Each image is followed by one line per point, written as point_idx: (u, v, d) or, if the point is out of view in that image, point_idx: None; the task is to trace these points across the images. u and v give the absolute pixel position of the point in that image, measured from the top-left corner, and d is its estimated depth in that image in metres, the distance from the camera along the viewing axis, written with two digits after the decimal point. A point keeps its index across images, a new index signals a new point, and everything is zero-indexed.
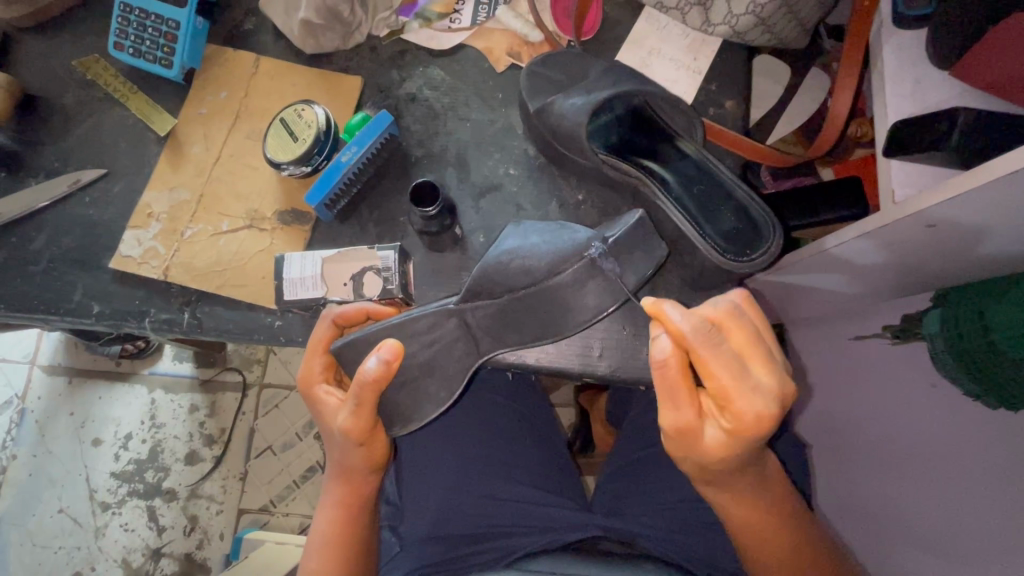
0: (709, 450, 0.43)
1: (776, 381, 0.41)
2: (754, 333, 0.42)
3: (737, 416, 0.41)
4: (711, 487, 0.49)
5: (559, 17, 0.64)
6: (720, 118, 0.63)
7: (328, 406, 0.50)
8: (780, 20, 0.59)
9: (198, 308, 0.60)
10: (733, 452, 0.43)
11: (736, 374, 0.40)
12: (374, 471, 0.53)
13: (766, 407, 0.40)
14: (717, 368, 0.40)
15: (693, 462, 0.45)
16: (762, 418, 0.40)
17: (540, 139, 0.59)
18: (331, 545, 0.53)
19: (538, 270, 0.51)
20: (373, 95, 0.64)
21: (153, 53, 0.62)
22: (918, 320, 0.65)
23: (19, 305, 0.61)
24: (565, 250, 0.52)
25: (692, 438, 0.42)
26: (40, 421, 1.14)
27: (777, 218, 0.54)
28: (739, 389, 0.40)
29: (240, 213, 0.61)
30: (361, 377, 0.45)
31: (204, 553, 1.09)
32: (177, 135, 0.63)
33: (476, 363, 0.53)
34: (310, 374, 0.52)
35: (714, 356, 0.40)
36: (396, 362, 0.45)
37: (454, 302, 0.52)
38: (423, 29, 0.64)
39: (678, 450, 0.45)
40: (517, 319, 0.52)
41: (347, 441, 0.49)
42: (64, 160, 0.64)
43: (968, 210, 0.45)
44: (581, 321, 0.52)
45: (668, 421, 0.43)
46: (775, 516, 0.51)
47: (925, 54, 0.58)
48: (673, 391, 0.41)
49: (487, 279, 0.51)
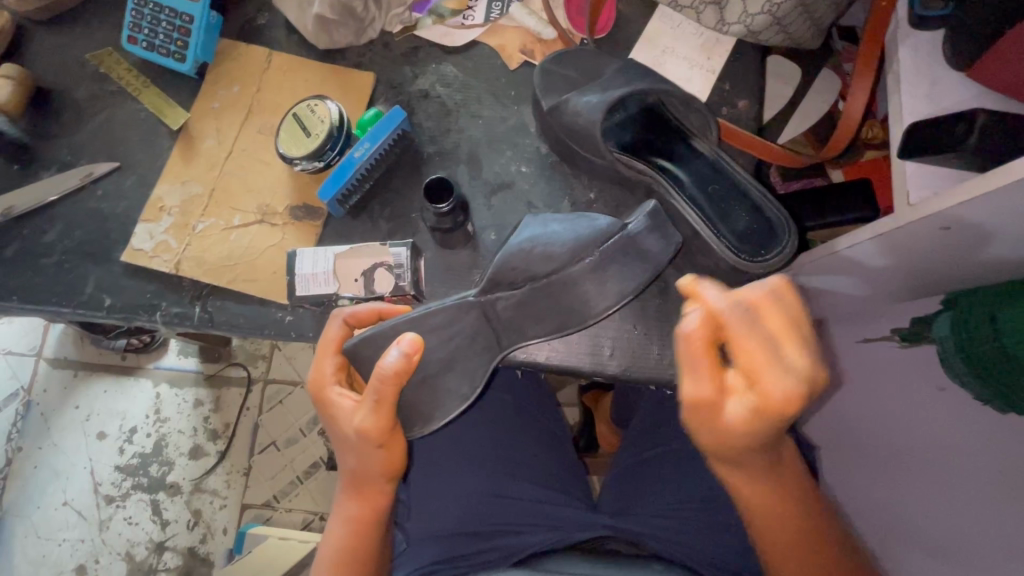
0: (732, 425, 0.41)
1: (809, 362, 0.40)
2: (794, 313, 0.41)
3: (766, 389, 0.40)
4: (733, 469, 0.49)
5: (572, 15, 0.64)
6: (734, 117, 0.63)
7: (341, 409, 0.49)
8: (795, 19, 0.58)
9: (208, 303, 0.60)
10: (758, 428, 0.41)
11: (768, 351, 0.40)
12: (389, 477, 0.52)
13: (796, 386, 0.39)
14: (750, 342, 0.40)
15: (715, 440, 0.44)
16: (790, 396, 0.39)
17: (553, 137, 0.59)
18: (345, 545, 0.52)
19: (560, 255, 0.51)
20: (385, 91, 0.64)
21: (166, 47, 0.62)
22: (928, 324, 0.64)
23: (31, 297, 0.61)
24: (588, 238, 0.52)
25: (712, 412, 0.41)
26: (46, 414, 1.15)
27: (792, 219, 0.53)
28: (770, 365, 0.40)
29: (251, 208, 0.61)
30: (382, 372, 0.45)
31: (207, 547, 1.09)
32: (190, 129, 0.63)
33: (494, 361, 0.52)
34: (322, 376, 0.51)
35: (747, 332, 0.40)
36: (416, 356, 0.46)
37: (476, 294, 0.52)
38: (436, 25, 0.64)
39: (699, 424, 0.43)
40: (533, 313, 0.52)
41: (365, 442, 0.48)
42: (76, 152, 0.64)
43: (983, 213, 0.45)
44: (601, 310, 0.52)
45: (688, 394, 0.41)
46: (789, 503, 0.50)
47: (941, 55, 0.57)
48: (697, 362, 0.40)
49: (508, 267, 0.51)
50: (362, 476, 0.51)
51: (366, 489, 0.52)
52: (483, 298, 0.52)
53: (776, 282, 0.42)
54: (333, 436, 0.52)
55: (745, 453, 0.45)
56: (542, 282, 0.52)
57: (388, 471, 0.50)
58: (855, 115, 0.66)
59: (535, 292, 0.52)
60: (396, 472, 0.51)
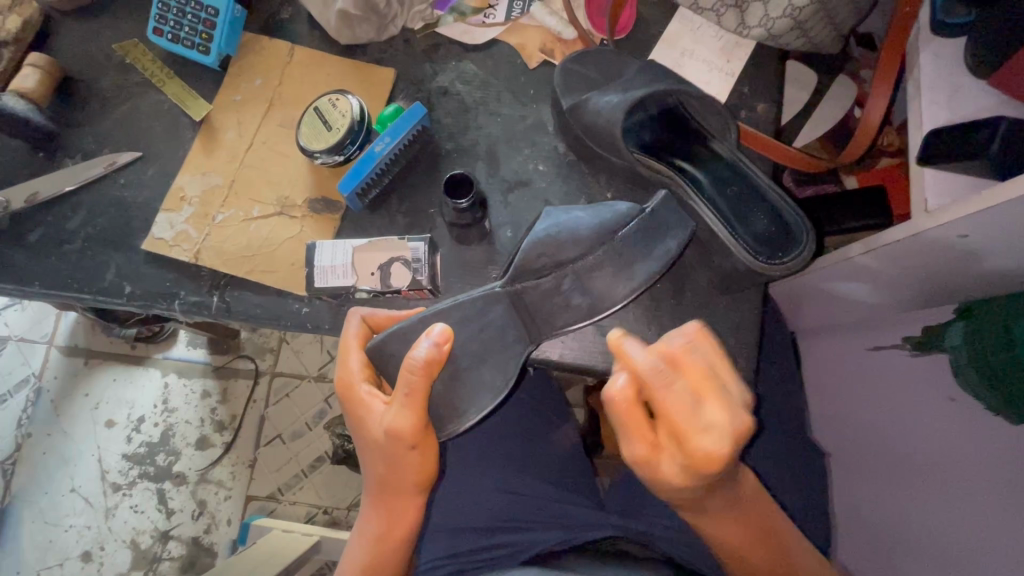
0: (670, 481, 0.42)
1: (730, 417, 0.40)
2: (709, 368, 0.41)
3: (688, 454, 0.40)
4: (690, 513, 0.49)
5: (593, 15, 0.65)
6: (752, 120, 0.63)
7: (372, 407, 0.50)
8: (817, 24, 0.58)
9: (226, 293, 0.61)
10: (693, 481, 0.41)
11: (689, 412, 0.39)
12: (419, 483, 0.51)
13: (719, 446, 0.39)
14: (670, 406, 0.39)
15: (660, 489, 0.45)
16: (713, 458, 0.39)
17: (572, 136, 0.59)
18: (379, 541, 0.53)
19: (586, 239, 0.52)
20: (405, 87, 0.64)
21: (191, 40, 0.63)
22: (938, 332, 0.64)
23: (52, 283, 0.62)
24: (611, 224, 0.52)
25: (650, 469, 0.42)
26: (56, 401, 1.16)
27: (810, 221, 0.53)
28: (691, 428, 0.39)
29: (271, 200, 0.62)
30: (414, 363, 0.45)
31: (211, 537, 1.10)
32: (212, 120, 0.63)
33: (526, 350, 0.52)
34: (349, 375, 0.51)
35: (665, 393, 0.39)
36: (447, 346, 0.46)
37: (502, 285, 0.52)
38: (457, 23, 0.64)
39: (641, 476, 0.44)
40: (558, 303, 0.52)
41: (398, 444, 0.48)
42: (100, 141, 0.65)
43: (1003, 222, 0.45)
44: (623, 294, 0.52)
45: (625, 452, 0.43)
46: (759, 533, 0.50)
47: (962, 62, 0.57)
48: (628, 421, 0.41)
49: (536, 254, 0.51)
50: (392, 480, 0.51)
51: (396, 495, 0.52)
52: (510, 289, 0.52)
53: (694, 332, 0.42)
54: (361, 439, 0.52)
55: (702, 498, 0.46)
56: (569, 267, 0.51)
57: (420, 473, 0.50)
58: (874, 121, 0.65)
59: (559, 284, 0.52)
60: (427, 474, 0.51)
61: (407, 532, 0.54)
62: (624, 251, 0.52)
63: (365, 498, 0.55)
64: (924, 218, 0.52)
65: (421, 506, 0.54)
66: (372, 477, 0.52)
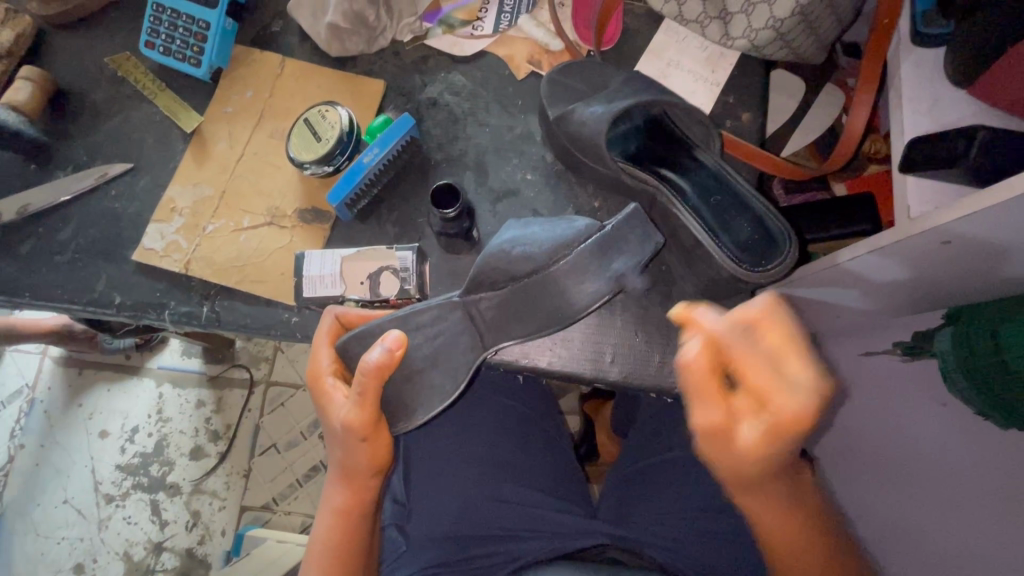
0: (747, 448, 0.42)
1: (815, 374, 0.39)
2: (795, 331, 0.40)
3: (774, 413, 0.39)
4: (748, 496, 0.48)
5: (580, 27, 0.66)
6: (737, 130, 0.64)
7: (334, 400, 0.50)
8: (799, 35, 0.59)
9: (217, 302, 0.61)
10: (773, 448, 0.41)
11: (769, 372, 0.39)
12: (376, 472, 0.52)
13: (806, 403, 0.38)
14: (750, 368, 0.40)
15: (733, 464, 0.44)
16: (800, 413, 0.38)
17: (559, 146, 0.60)
18: (333, 541, 0.52)
19: (539, 256, 0.51)
20: (395, 98, 0.65)
21: (182, 52, 0.63)
22: (928, 338, 0.65)
23: (43, 294, 0.62)
24: (567, 239, 0.51)
25: (725, 437, 0.42)
26: (48, 411, 1.16)
27: (792, 230, 0.53)
28: (774, 385, 0.39)
29: (261, 210, 0.62)
30: (365, 366, 0.46)
31: (205, 548, 1.10)
32: (203, 132, 0.64)
33: (478, 357, 0.52)
34: (318, 368, 0.52)
35: (746, 353, 0.40)
36: (400, 352, 0.47)
37: (458, 295, 0.52)
38: (446, 35, 0.65)
39: (713, 448, 0.44)
40: (513, 314, 0.52)
41: (350, 436, 0.49)
42: (92, 153, 0.65)
43: (984, 227, 0.46)
44: (587, 303, 0.51)
45: (700, 420, 0.42)
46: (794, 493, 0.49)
47: (942, 72, 0.58)
48: (703, 389, 0.41)
49: (488, 269, 0.51)
50: (349, 472, 0.52)
51: (353, 485, 0.53)
52: (467, 299, 0.52)
53: (772, 296, 0.41)
54: (326, 431, 0.53)
55: (768, 474, 0.45)
56: (522, 282, 0.51)
57: (372, 464, 0.51)
58: (858, 128, 0.66)
59: (517, 295, 0.51)
60: (381, 465, 0.52)
61: (362, 522, 0.53)
62: (580, 265, 0.51)
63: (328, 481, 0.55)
64: (903, 224, 0.54)
65: (376, 491, 0.54)
66: (335, 464, 0.53)
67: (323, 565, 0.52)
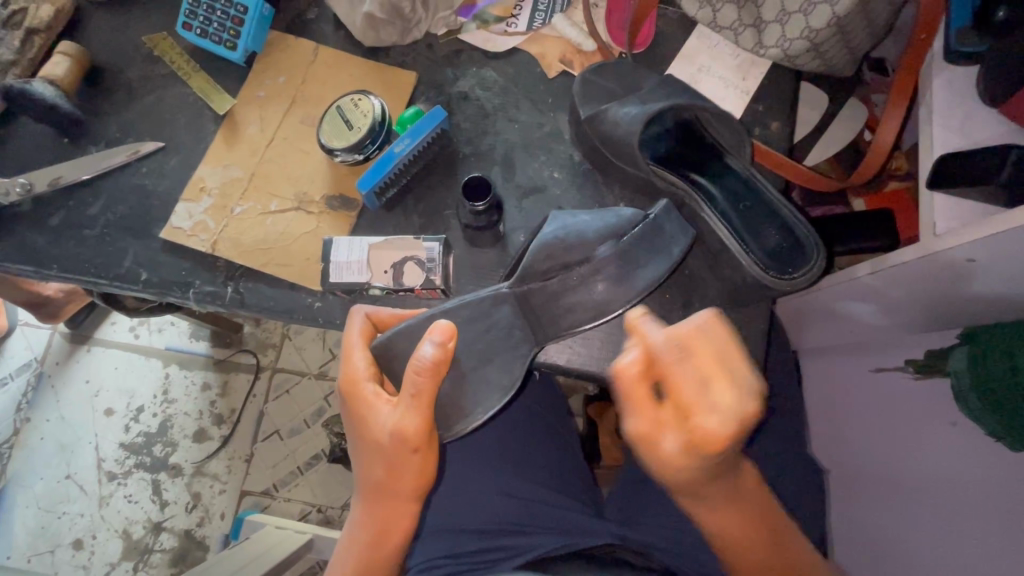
0: (665, 459, 0.43)
1: (740, 399, 0.41)
2: (723, 352, 0.42)
3: (692, 429, 0.41)
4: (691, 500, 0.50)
5: (613, 28, 0.66)
6: (766, 138, 0.64)
7: (377, 407, 0.50)
8: (833, 46, 0.59)
9: (241, 284, 0.61)
10: (693, 462, 0.43)
11: (694, 389, 0.41)
12: (417, 489, 0.52)
13: (723, 426, 0.40)
14: (680, 381, 0.41)
15: (662, 472, 0.45)
16: (712, 436, 0.40)
17: (589, 145, 0.60)
18: (366, 547, 0.54)
19: (591, 243, 0.52)
20: (426, 90, 0.65)
21: (219, 35, 0.64)
22: (942, 356, 0.64)
23: (70, 266, 0.63)
24: (616, 229, 0.52)
25: (651, 446, 0.43)
26: (56, 386, 1.17)
27: (821, 240, 0.54)
28: (699, 405, 0.41)
29: (290, 194, 0.63)
30: (420, 363, 0.46)
31: (204, 531, 1.10)
32: (235, 115, 0.65)
33: (532, 351, 0.53)
34: (355, 372, 0.51)
35: (677, 369, 0.42)
36: (451, 343, 0.48)
37: (509, 286, 0.52)
38: (480, 31, 0.66)
39: (642, 456, 0.45)
40: (565, 305, 0.52)
41: (402, 446, 0.49)
42: (124, 130, 0.66)
43: (1010, 247, 0.46)
44: (636, 292, 0.52)
45: (627, 428, 0.44)
46: (754, 528, 0.51)
47: (974, 90, 0.58)
48: (633, 398, 0.43)
49: (543, 255, 0.51)
50: (392, 485, 0.51)
51: (394, 496, 0.52)
52: (517, 290, 0.52)
53: (709, 315, 0.43)
54: (360, 442, 0.51)
55: (700, 486, 0.47)
56: (574, 270, 0.51)
57: (419, 478, 0.51)
58: (885, 146, 0.66)
59: (564, 285, 0.52)
60: (427, 479, 0.52)
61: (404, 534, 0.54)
62: (630, 255, 0.52)
63: (359, 500, 0.55)
64: (931, 241, 0.53)
65: (413, 512, 0.54)
66: (370, 480, 0.52)
67: None
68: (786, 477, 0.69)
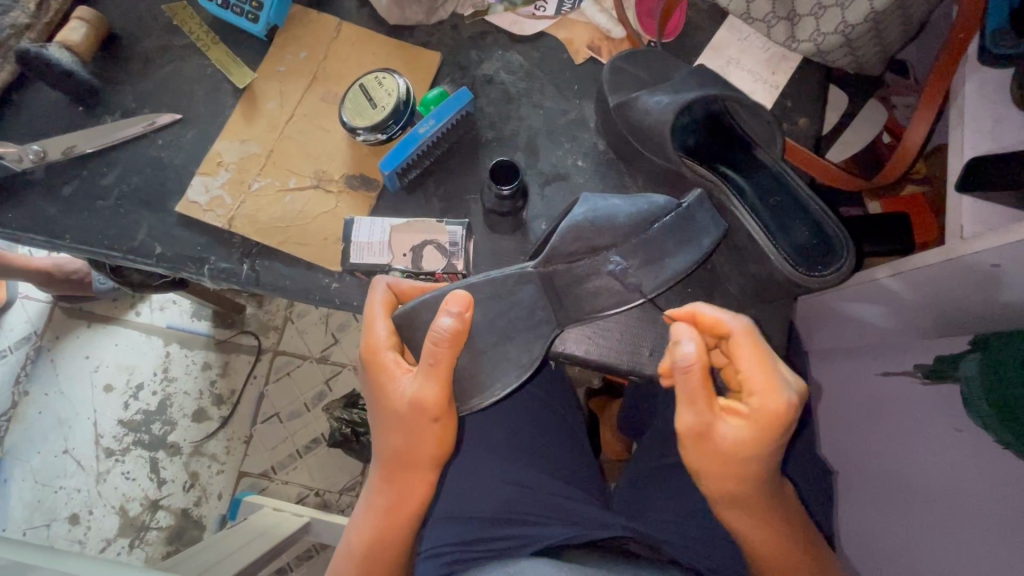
0: (730, 447, 0.45)
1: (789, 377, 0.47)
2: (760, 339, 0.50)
3: (762, 405, 0.45)
4: (732, 509, 0.50)
5: (643, 16, 0.64)
6: (793, 134, 0.63)
7: (397, 376, 0.50)
8: (865, 43, 0.59)
9: (256, 262, 0.61)
10: (753, 446, 0.45)
11: (760, 367, 0.45)
12: (433, 464, 0.51)
13: (789, 398, 0.45)
14: (747, 358, 0.46)
15: (717, 465, 0.47)
16: (790, 407, 0.44)
17: (615, 133, 0.59)
18: (382, 518, 0.53)
19: (621, 227, 0.51)
20: (451, 72, 0.64)
21: (240, 6, 0.62)
22: (951, 363, 0.63)
23: (81, 238, 0.62)
24: (647, 215, 0.52)
25: (712, 433, 0.45)
26: (56, 360, 1.16)
27: (849, 236, 0.53)
28: (768, 381, 0.45)
29: (308, 171, 0.62)
30: (438, 335, 0.46)
31: (201, 510, 1.10)
32: (254, 89, 0.63)
33: (554, 332, 0.52)
34: (375, 341, 0.51)
35: (745, 346, 0.46)
36: (468, 315, 0.47)
37: (535, 265, 0.52)
38: (507, 13, 0.64)
39: (698, 451, 0.46)
40: (589, 289, 0.52)
41: (421, 415, 0.48)
42: (140, 100, 0.64)
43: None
44: (660, 281, 0.52)
45: (686, 421, 0.45)
46: (786, 531, 0.51)
47: (1007, 94, 0.57)
48: (696, 385, 0.44)
49: (571, 237, 0.51)
50: (411, 455, 0.51)
51: (413, 468, 0.52)
52: (542, 270, 0.52)
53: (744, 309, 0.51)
54: (380, 411, 0.51)
55: (745, 487, 0.48)
56: (601, 254, 0.52)
57: (438, 447, 0.50)
58: (914, 147, 0.65)
59: (588, 269, 0.52)
60: (444, 450, 0.51)
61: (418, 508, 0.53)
62: (656, 243, 0.52)
63: (376, 474, 0.54)
64: (957, 244, 0.53)
65: (431, 486, 0.54)
66: (389, 451, 0.52)
67: (368, 557, 0.53)
68: (794, 477, 0.69)
